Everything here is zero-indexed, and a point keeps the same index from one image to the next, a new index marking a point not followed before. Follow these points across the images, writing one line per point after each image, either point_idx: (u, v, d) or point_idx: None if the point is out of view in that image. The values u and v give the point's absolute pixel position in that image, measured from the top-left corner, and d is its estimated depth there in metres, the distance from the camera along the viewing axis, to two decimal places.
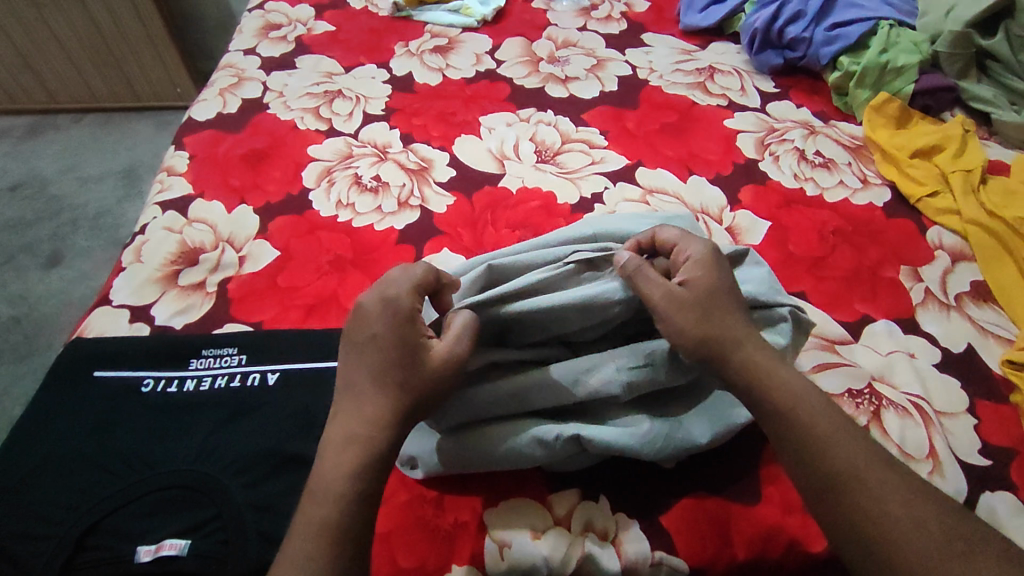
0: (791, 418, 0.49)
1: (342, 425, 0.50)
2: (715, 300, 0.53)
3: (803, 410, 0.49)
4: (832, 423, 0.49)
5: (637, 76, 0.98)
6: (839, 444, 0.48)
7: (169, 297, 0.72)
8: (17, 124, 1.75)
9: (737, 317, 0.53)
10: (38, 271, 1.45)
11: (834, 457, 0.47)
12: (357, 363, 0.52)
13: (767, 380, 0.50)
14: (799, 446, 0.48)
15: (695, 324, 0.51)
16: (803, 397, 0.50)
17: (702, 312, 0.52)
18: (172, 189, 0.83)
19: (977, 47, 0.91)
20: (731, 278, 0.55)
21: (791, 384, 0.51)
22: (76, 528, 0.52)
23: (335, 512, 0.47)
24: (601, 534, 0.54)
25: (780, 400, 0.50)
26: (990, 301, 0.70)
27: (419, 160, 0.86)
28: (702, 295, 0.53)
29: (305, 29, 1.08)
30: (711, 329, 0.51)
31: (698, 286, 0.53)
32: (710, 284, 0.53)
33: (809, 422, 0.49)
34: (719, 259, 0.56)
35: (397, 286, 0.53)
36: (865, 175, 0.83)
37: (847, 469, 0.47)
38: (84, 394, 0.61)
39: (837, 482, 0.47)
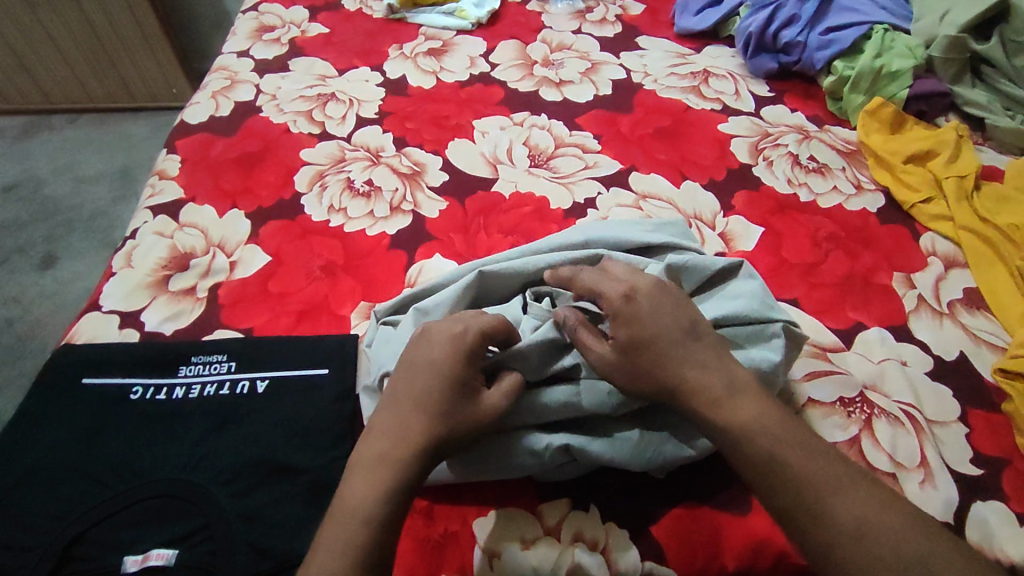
0: (745, 451, 0.48)
1: (374, 446, 0.50)
2: (648, 347, 0.51)
3: (756, 440, 0.48)
4: (788, 447, 0.48)
5: (631, 80, 0.98)
6: (795, 469, 0.47)
7: (159, 303, 0.71)
8: (11, 125, 1.75)
9: (679, 350, 0.51)
10: (32, 272, 1.44)
11: (793, 484, 0.47)
12: (403, 388, 0.52)
13: (715, 418, 0.49)
14: (758, 477, 0.48)
15: (636, 381, 0.51)
16: (757, 424, 0.49)
17: (637, 362, 0.51)
18: (163, 193, 0.82)
19: (971, 52, 0.90)
20: (666, 308, 0.53)
21: (740, 414, 0.49)
22: (62, 538, 0.52)
23: (360, 533, 0.46)
24: (591, 544, 0.53)
25: (732, 434, 0.49)
26: (983, 308, 0.70)
27: (412, 164, 0.85)
28: (635, 344, 0.52)
29: (299, 31, 1.07)
30: (653, 383, 0.51)
31: (626, 338, 0.52)
32: (633, 337, 0.52)
33: (759, 455, 0.48)
34: (638, 294, 0.54)
35: (465, 322, 0.54)
36: (859, 180, 0.83)
37: (806, 494, 0.46)
38: (72, 402, 0.61)
39: (795, 511, 0.46)
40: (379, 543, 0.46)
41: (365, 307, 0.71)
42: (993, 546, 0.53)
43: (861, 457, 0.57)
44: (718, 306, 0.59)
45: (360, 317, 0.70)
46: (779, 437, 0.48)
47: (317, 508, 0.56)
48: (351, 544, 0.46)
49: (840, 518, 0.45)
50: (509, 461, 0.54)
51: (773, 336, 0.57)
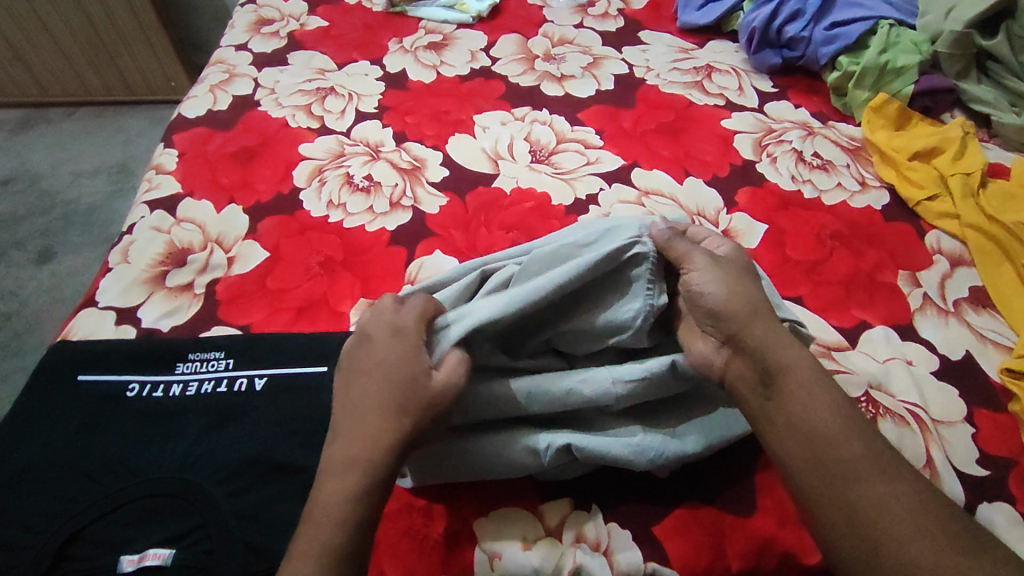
0: (820, 399, 0.49)
1: (348, 446, 0.49)
2: (753, 287, 0.55)
3: (828, 394, 0.49)
4: (843, 410, 0.49)
5: (633, 74, 0.97)
6: (847, 428, 0.48)
7: (156, 299, 0.70)
8: (8, 118, 1.73)
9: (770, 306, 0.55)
10: (28, 267, 1.43)
11: (861, 440, 0.47)
12: (370, 381, 0.51)
13: (796, 361, 0.50)
14: (825, 427, 0.47)
15: (746, 299, 0.53)
16: (828, 382, 0.50)
17: (747, 290, 0.54)
18: (160, 187, 0.81)
19: (978, 48, 0.90)
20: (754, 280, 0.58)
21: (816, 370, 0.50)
22: (57, 538, 0.51)
23: (337, 534, 0.46)
24: (593, 545, 0.53)
25: (796, 378, 0.50)
26: (989, 307, 0.69)
27: (412, 160, 0.84)
28: (748, 282, 0.55)
29: (298, 24, 1.06)
30: (754, 311, 0.53)
31: (741, 271, 0.56)
32: (739, 266, 0.56)
33: (816, 407, 0.48)
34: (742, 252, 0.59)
35: (401, 316, 0.54)
36: (863, 177, 0.82)
37: (865, 453, 0.47)
38: (68, 399, 0.60)
39: (860, 464, 0.46)
40: (356, 544, 0.46)
41: (364, 304, 0.70)
42: None
43: None
44: None
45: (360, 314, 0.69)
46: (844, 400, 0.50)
47: None
48: (328, 546, 0.45)
49: (901, 482, 0.46)
50: (490, 456, 0.53)
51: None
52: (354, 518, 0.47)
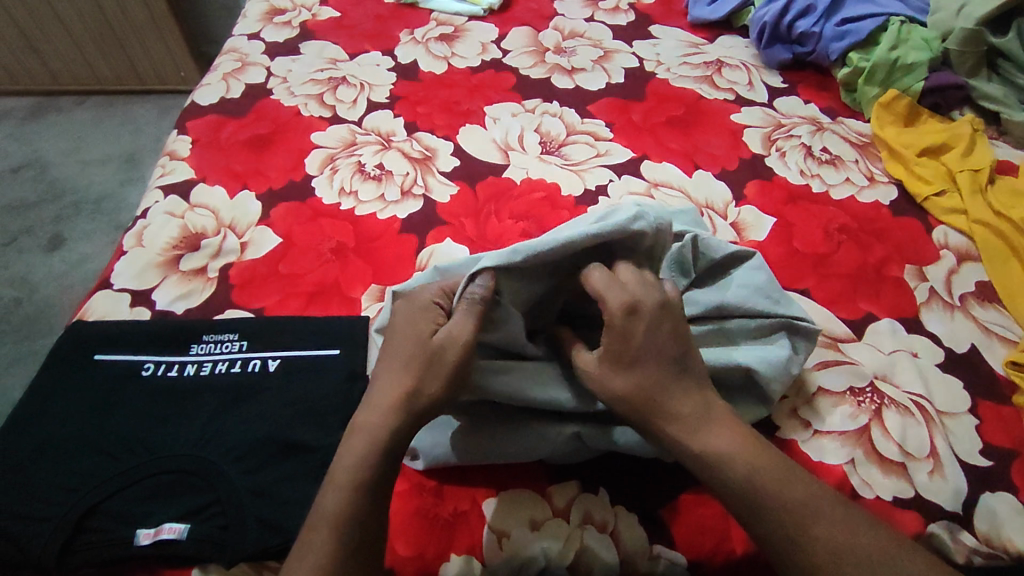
0: (723, 473, 0.48)
1: (365, 420, 0.50)
2: (630, 379, 0.50)
3: (731, 466, 0.48)
4: (768, 474, 0.48)
5: (644, 68, 0.97)
6: (775, 495, 0.47)
7: (170, 282, 0.71)
8: (20, 106, 1.75)
9: (655, 384, 0.50)
10: (38, 253, 1.44)
11: (780, 503, 0.47)
12: (394, 346, 0.52)
13: (690, 440, 0.49)
14: (734, 501, 0.48)
15: (615, 402, 0.50)
16: (732, 451, 0.48)
17: (611, 390, 0.50)
18: (174, 172, 0.82)
19: (988, 45, 0.90)
20: (657, 330, 0.50)
21: (717, 442, 0.49)
22: (76, 509, 0.52)
23: (356, 503, 0.47)
24: (600, 526, 0.54)
25: (707, 462, 0.48)
26: (995, 301, 0.69)
27: (423, 149, 0.85)
28: (614, 372, 0.50)
29: (310, 14, 1.07)
30: (628, 407, 0.50)
31: (605, 359, 0.50)
32: (617, 356, 0.50)
33: (738, 482, 0.48)
34: (635, 317, 0.49)
35: (427, 290, 0.55)
36: (872, 172, 0.82)
37: (798, 506, 0.46)
38: (84, 377, 0.61)
39: (772, 535, 0.46)
40: (366, 513, 0.47)
41: (376, 290, 0.71)
42: (1000, 537, 0.54)
43: (870, 447, 0.57)
44: (738, 297, 0.59)
45: (371, 299, 0.70)
46: (754, 463, 0.48)
47: None
48: (348, 517, 0.47)
49: (817, 548, 0.45)
50: (503, 440, 0.54)
51: (779, 335, 0.59)
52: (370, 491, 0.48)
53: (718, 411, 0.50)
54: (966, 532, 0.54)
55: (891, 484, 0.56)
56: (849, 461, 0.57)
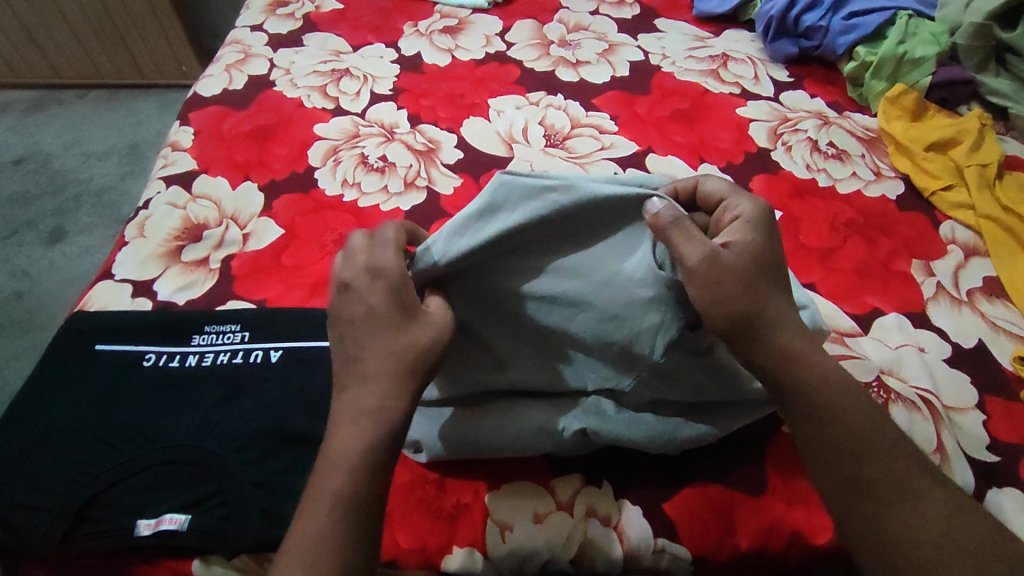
0: (838, 414, 0.47)
1: (360, 399, 0.48)
2: (761, 272, 0.49)
3: (850, 405, 0.47)
4: (873, 430, 0.47)
5: (649, 62, 0.97)
6: (880, 449, 0.46)
7: (172, 272, 0.71)
8: (20, 99, 1.74)
9: (779, 299, 0.49)
10: (40, 246, 1.44)
11: (885, 459, 0.46)
12: (368, 328, 0.49)
13: (814, 373, 0.48)
14: (842, 445, 0.46)
15: (743, 296, 0.48)
16: (849, 392, 0.48)
17: (746, 282, 0.48)
18: (176, 163, 0.82)
19: (997, 40, 0.89)
20: (778, 252, 0.51)
21: (838, 381, 0.48)
22: (76, 500, 0.52)
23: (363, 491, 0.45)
24: (603, 519, 0.53)
25: (823, 394, 0.48)
26: (1002, 297, 0.69)
27: (427, 141, 0.85)
28: (748, 267, 0.49)
29: (313, 6, 1.06)
30: (753, 304, 0.48)
31: (744, 252, 0.49)
32: (757, 252, 0.49)
33: (856, 417, 0.47)
34: (770, 220, 0.52)
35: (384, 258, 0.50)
36: (878, 167, 0.82)
37: (904, 463, 0.46)
38: (85, 367, 0.61)
39: (880, 483, 0.45)
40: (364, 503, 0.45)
41: None
42: None
43: None
44: None
45: None
46: (863, 407, 0.48)
47: None
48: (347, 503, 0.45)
49: (926, 502, 0.45)
50: (500, 429, 0.54)
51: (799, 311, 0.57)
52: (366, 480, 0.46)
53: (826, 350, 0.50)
54: None
55: None
56: None
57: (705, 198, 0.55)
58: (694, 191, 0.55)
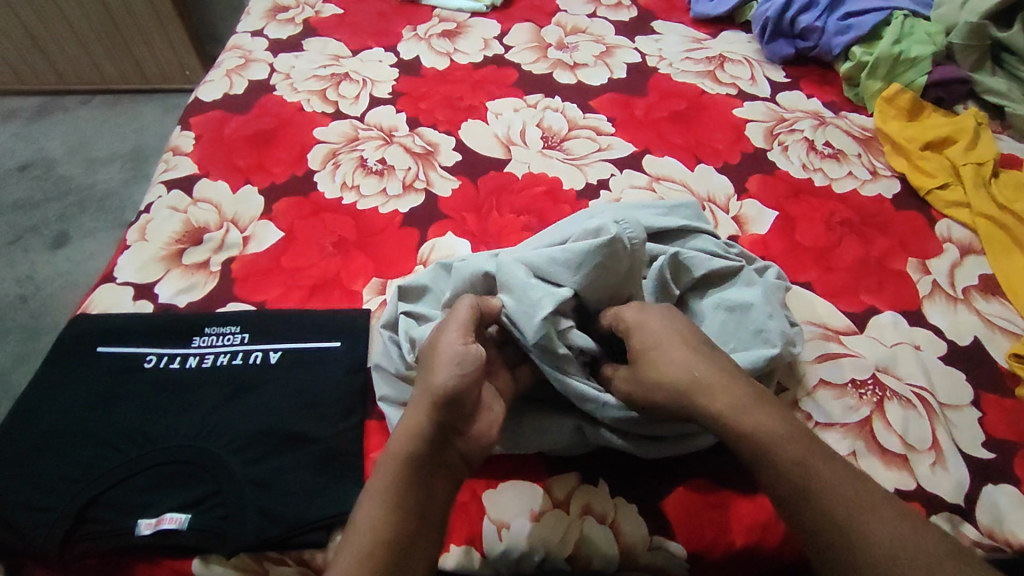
0: (776, 460, 0.47)
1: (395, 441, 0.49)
2: (666, 355, 0.51)
3: (780, 450, 0.47)
4: (820, 470, 0.47)
5: (646, 63, 0.97)
6: (825, 487, 0.46)
7: (173, 275, 0.72)
8: (26, 105, 1.76)
9: (696, 369, 0.50)
10: (44, 251, 1.45)
11: (830, 494, 0.46)
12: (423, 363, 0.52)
13: (737, 429, 0.48)
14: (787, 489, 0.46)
15: (665, 396, 0.50)
16: (787, 436, 0.48)
17: (658, 385, 0.50)
18: (177, 168, 0.83)
19: (992, 39, 0.89)
20: (666, 323, 0.53)
21: (769, 428, 0.48)
22: (78, 500, 0.53)
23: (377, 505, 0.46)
24: (599, 517, 0.53)
25: (757, 447, 0.47)
26: (998, 295, 0.69)
27: (425, 144, 0.85)
28: (649, 368, 0.51)
29: (313, 11, 1.07)
30: (675, 401, 0.50)
31: (641, 358, 0.52)
32: (648, 345, 0.52)
33: (791, 461, 0.47)
34: (648, 310, 0.53)
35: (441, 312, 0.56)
36: (874, 166, 0.82)
37: (851, 497, 0.46)
38: (87, 369, 0.61)
39: (825, 525, 0.45)
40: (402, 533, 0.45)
41: (377, 283, 0.71)
42: (1003, 530, 0.54)
43: (871, 439, 0.57)
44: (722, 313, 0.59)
45: (373, 292, 0.71)
46: (801, 450, 0.47)
47: (328, 477, 0.56)
48: (380, 523, 0.46)
49: (868, 539, 0.44)
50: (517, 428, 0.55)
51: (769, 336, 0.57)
52: (403, 520, 0.46)
53: (771, 400, 0.50)
54: (969, 525, 0.54)
55: (893, 476, 0.55)
56: (851, 454, 0.57)
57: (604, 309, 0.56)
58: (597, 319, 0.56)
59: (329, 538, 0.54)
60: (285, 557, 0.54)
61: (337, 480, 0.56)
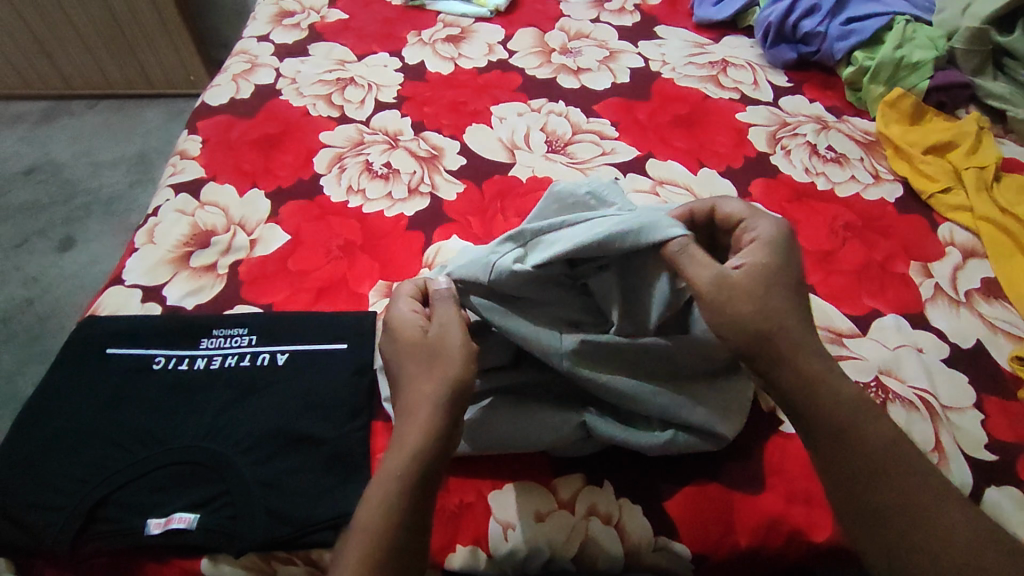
0: (856, 437, 0.47)
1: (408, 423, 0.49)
2: (784, 285, 0.50)
3: (868, 429, 0.48)
4: (894, 454, 0.47)
5: (649, 68, 0.98)
6: (896, 470, 0.47)
7: (181, 278, 0.72)
8: (32, 109, 1.77)
9: (797, 315, 0.50)
10: (51, 254, 1.46)
11: (903, 478, 0.46)
12: (412, 361, 0.52)
13: (828, 396, 0.48)
14: (862, 467, 0.47)
15: (756, 312, 0.49)
16: (871, 415, 0.48)
17: (760, 298, 0.49)
18: (184, 171, 0.83)
19: (994, 44, 0.89)
20: (798, 267, 0.52)
21: (854, 400, 0.49)
22: (88, 500, 0.53)
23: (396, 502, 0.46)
24: (605, 518, 0.54)
25: (843, 420, 0.48)
26: (1001, 298, 0.69)
27: (430, 148, 0.86)
28: (756, 283, 0.50)
29: (319, 17, 1.08)
30: (760, 317, 0.49)
31: (759, 269, 0.50)
32: (768, 269, 0.50)
33: (878, 439, 0.47)
34: (787, 241, 0.53)
35: (399, 305, 0.56)
36: (877, 170, 0.82)
37: (918, 479, 0.47)
38: (96, 371, 0.62)
39: (891, 510, 0.46)
40: (407, 517, 0.46)
41: (383, 286, 0.72)
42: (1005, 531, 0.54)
43: None
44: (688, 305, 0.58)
45: (379, 295, 0.71)
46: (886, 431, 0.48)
47: (335, 478, 0.57)
48: (395, 517, 0.46)
49: (936, 526, 0.45)
50: (504, 424, 0.55)
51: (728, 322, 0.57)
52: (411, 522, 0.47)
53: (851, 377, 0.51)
54: None
55: None
56: None
57: (724, 219, 0.56)
58: (712, 214, 0.57)
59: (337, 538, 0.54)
60: (293, 556, 0.54)
61: (343, 480, 0.56)
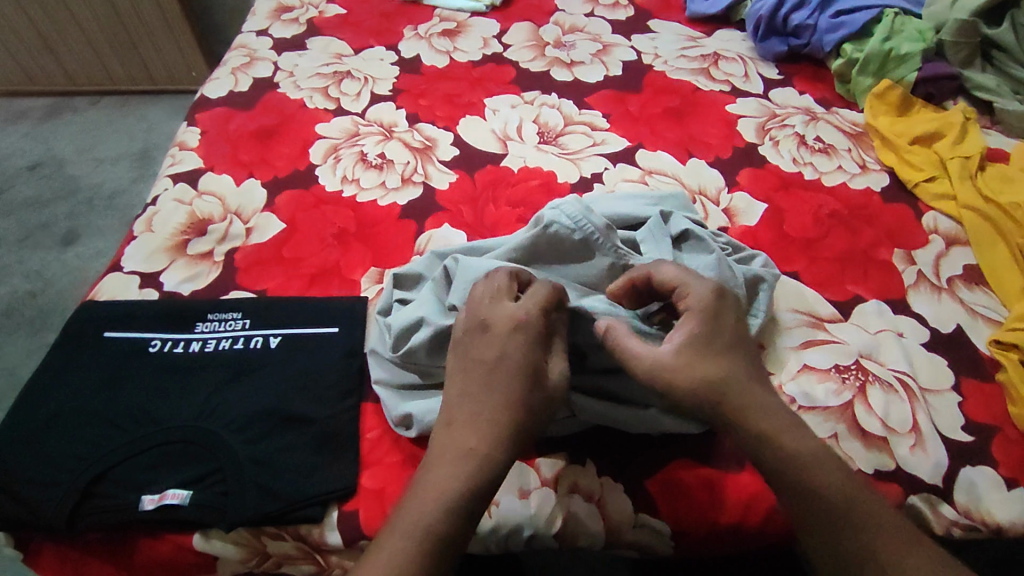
0: (809, 484, 0.48)
1: (460, 438, 0.49)
2: (723, 359, 0.51)
3: (816, 477, 0.49)
4: (855, 500, 0.48)
5: (641, 61, 0.99)
6: (859, 518, 0.48)
7: (178, 265, 0.74)
8: (35, 106, 1.79)
9: (735, 384, 0.50)
10: (54, 248, 1.48)
11: (863, 524, 0.47)
12: (516, 385, 0.50)
13: (781, 451, 0.49)
14: (824, 514, 0.48)
15: (691, 391, 0.50)
16: (826, 465, 0.49)
17: (696, 379, 0.50)
18: (183, 162, 0.85)
19: (982, 36, 0.90)
20: (731, 331, 0.52)
21: (804, 452, 0.49)
22: (85, 476, 0.55)
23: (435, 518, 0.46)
24: (587, 495, 0.55)
25: (793, 472, 0.49)
26: (982, 284, 0.70)
27: (424, 139, 0.87)
28: (686, 363, 0.50)
29: (317, 12, 1.09)
30: (708, 394, 0.50)
31: (688, 348, 0.51)
32: (701, 342, 0.51)
33: (832, 491, 0.48)
34: (720, 302, 0.52)
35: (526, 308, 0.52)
36: (864, 161, 0.83)
37: (876, 517, 0.48)
38: (95, 353, 0.64)
39: (859, 555, 0.47)
40: (449, 532, 0.46)
41: (375, 272, 0.73)
42: (979, 509, 0.56)
43: (853, 422, 0.59)
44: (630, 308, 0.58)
45: (371, 281, 0.73)
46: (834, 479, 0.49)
47: (326, 456, 0.58)
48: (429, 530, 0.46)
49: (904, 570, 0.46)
50: None
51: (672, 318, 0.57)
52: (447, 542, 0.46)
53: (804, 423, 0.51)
54: (948, 505, 0.56)
55: (873, 458, 0.57)
56: (832, 435, 0.58)
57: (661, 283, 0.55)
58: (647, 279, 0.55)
59: (326, 513, 0.56)
60: (283, 532, 0.56)
61: (332, 458, 0.58)
